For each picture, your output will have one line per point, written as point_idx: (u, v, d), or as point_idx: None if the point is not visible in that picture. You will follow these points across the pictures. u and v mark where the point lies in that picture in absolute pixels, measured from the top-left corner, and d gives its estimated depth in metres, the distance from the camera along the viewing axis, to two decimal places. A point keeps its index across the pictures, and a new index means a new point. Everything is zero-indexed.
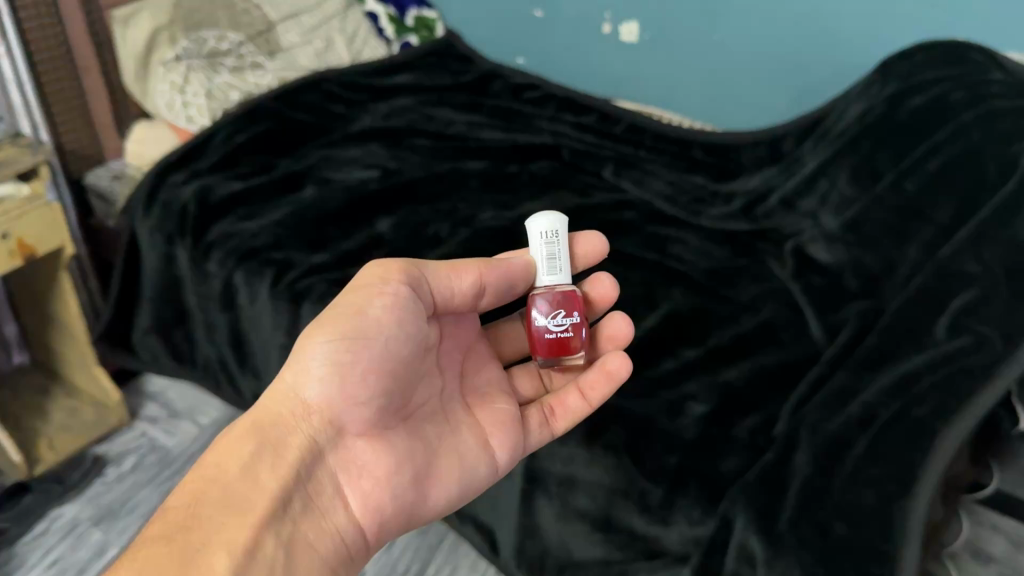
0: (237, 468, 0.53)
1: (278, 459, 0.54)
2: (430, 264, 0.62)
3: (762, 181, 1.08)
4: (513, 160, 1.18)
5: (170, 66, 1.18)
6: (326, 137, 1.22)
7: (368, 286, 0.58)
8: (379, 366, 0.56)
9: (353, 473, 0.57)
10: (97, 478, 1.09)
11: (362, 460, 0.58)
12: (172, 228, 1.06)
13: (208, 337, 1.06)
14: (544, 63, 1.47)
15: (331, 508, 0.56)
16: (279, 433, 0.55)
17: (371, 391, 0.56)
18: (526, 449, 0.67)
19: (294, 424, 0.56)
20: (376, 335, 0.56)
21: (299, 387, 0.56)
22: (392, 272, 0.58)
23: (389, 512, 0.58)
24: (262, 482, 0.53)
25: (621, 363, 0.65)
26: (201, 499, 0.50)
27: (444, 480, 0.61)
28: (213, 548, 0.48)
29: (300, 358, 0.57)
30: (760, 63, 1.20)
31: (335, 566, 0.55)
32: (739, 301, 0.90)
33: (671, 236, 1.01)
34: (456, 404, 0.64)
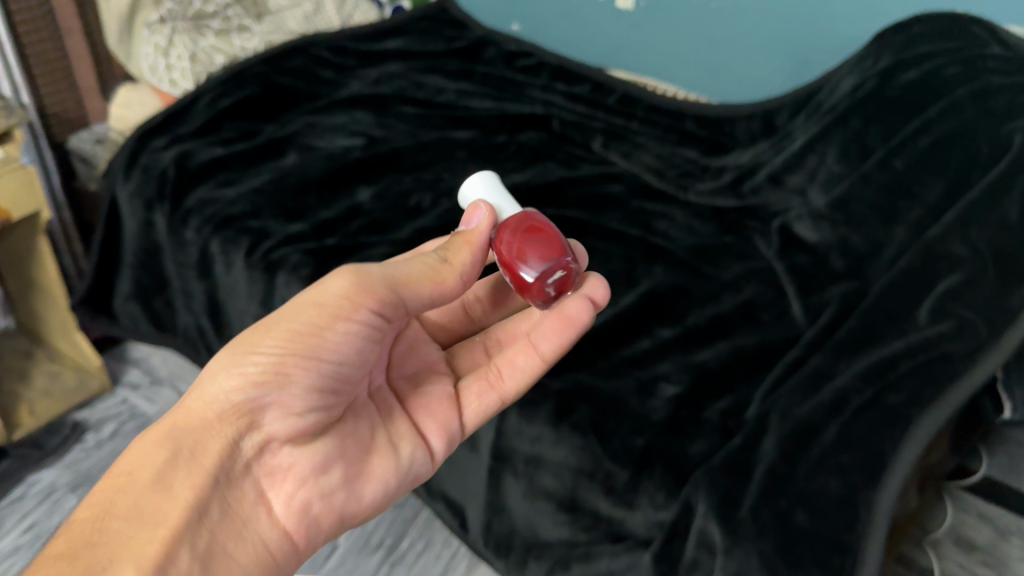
0: (149, 476, 0.52)
1: (196, 468, 0.53)
2: (410, 275, 0.57)
3: (752, 156, 1.04)
4: (501, 130, 1.15)
5: (155, 29, 1.15)
6: (313, 103, 1.20)
7: (335, 311, 0.55)
8: (322, 384, 0.56)
9: (278, 477, 0.58)
10: (76, 445, 1.09)
11: (286, 463, 0.58)
12: (151, 193, 1.05)
13: (186, 306, 1.05)
14: (538, 31, 1.42)
15: (254, 514, 0.57)
16: (198, 440, 0.54)
17: (309, 405, 0.56)
18: (464, 430, 0.68)
19: (219, 430, 0.54)
20: (327, 358, 0.56)
21: (229, 390, 0.55)
22: (363, 299, 0.55)
23: (317, 514, 0.59)
24: (176, 491, 0.52)
25: (580, 308, 0.63)
26: (109, 511, 0.50)
27: (375, 481, 0.62)
28: (121, 564, 0.47)
29: (238, 362, 0.55)
30: (756, 32, 1.14)
31: (258, 573, 0.56)
32: (722, 279, 0.89)
33: (656, 212, 0.99)
34: (386, 394, 0.66)
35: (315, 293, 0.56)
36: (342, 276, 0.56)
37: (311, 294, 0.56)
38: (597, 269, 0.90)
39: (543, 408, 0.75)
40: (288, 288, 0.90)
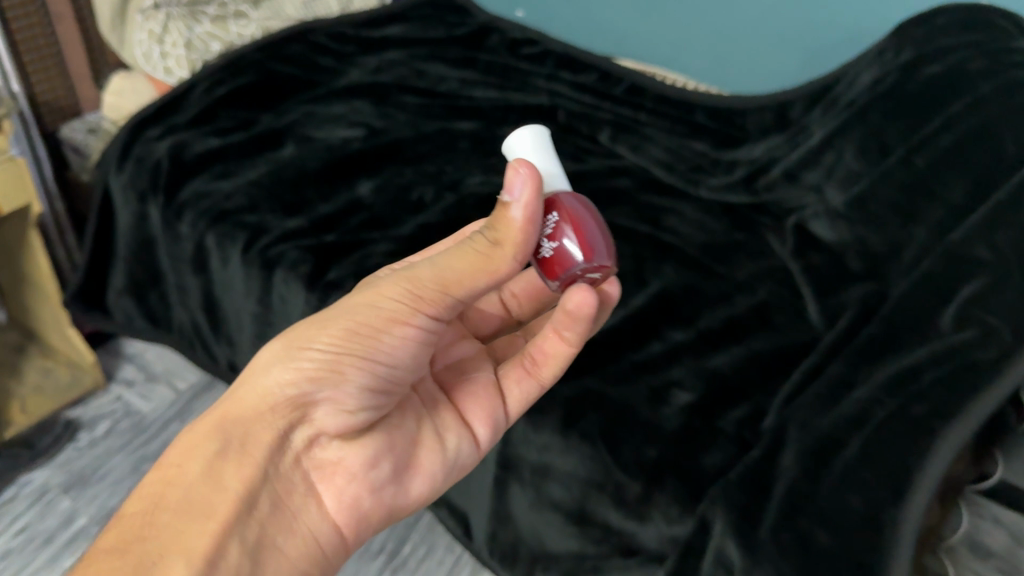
0: (197, 467, 0.51)
1: (245, 459, 0.52)
2: (464, 266, 0.50)
3: (765, 151, 1.00)
4: (506, 121, 1.12)
5: (149, 15, 1.12)
6: (312, 91, 1.16)
7: (394, 313, 0.51)
8: (376, 384, 0.54)
9: (328, 470, 0.56)
10: (68, 444, 1.06)
11: (336, 457, 0.56)
12: (145, 185, 1.02)
13: (181, 302, 1.02)
14: (542, 17, 1.36)
15: (304, 507, 0.55)
16: (248, 430, 0.52)
17: (362, 402, 0.54)
18: (509, 419, 0.66)
19: (270, 421, 0.53)
20: (383, 361, 0.53)
21: (281, 384, 0.52)
22: (423, 304, 0.51)
23: (366, 508, 0.58)
24: (224, 483, 0.51)
25: (581, 299, 0.54)
26: (159, 504, 0.49)
27: (423, 473, 0.61)
28: (172, 557, 0.46)
29: (293, 355, 0.52)
30: (767, 21, 1.08)
31: (308, 568, 0.55)
32: (734, 279, 0.85)
33: (666, 207, 0.96)
34: (430, 384, 0.64)
35: (371, 288, 0.52)
36: (400, 273, 0.52)
37: (368, 292, 0.52)
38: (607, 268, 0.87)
39: (551, 416, 0.72)
40: (286, 287, 0.87)
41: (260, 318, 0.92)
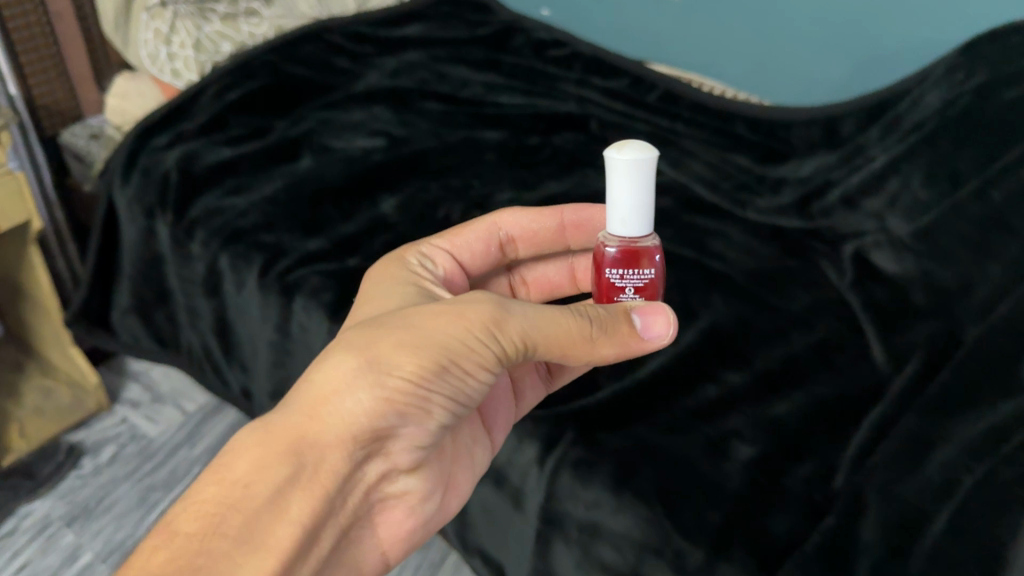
0: (267, 491, 0.45)
1: (318, 486, 0.46)
2: (557, 339, 0.50)
3: (815, 170, 0.93)
4: (534, 131, 1.06)
5: (155, 13, 1.05)
6: (327, 96, 1.09)
7: (487, 357, 0.48)
8: (448, 418, 0.51)
9: (388, 503, 0.54)
10: (71, 472, 1.00)
11: (399, 490, 0.54)
12: (152, 199, 0.95)
13: (191, 324, 0.95)
14: (569, 16, 1.29)
15: (357, 539, 0.53)
16: (324, 456, 0.47)
17: (434, 436, 0.52)
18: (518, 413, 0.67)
19: (348, 451, 0.48)
20: (463, 400, 0.51)
21: (361, 411, 0.47)
22: (513, 356, 0.50)
23: (415, 536, 0.56)
24: (291, 514, 0.45)
25: None
26: (218, 528, 0.43)
27: (460, 487, 0.60)
28: None
29: (378, 382, 0.47)
30: (818, 30, 1.01)
31: None
32: (791, 311, 0.80)
33: (711, 229, 0.90)
34: None
35: (459, 320, 0.48)
36: (488, 308, 0.49)
37: (449, 323, 0.48)
38: None
39: (601, 470, 0.66)
40: (307, 315, 0.81)
41: (278, 346, 0.85)
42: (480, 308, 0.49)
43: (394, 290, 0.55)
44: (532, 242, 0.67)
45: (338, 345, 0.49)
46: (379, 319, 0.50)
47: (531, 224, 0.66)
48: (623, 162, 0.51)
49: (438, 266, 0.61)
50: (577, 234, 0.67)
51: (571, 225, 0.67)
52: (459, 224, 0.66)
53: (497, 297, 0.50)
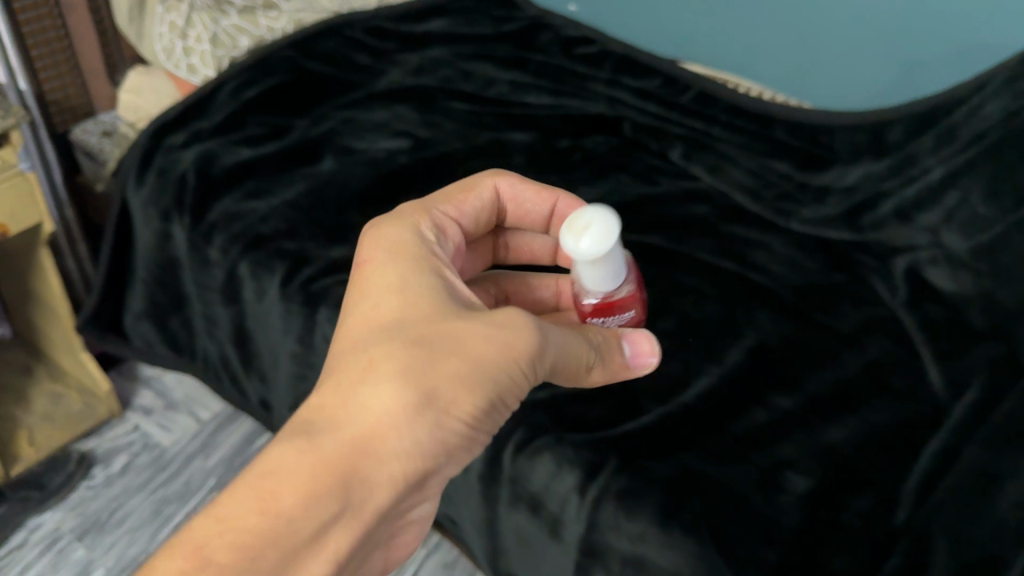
0: (311, 528, 0.41)
1: (361, 522, 0.43)
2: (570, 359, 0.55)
3: (862, 179, 0.89)
4: (564, 133, 1.01)
5: (170, 6, 1.03)
6: (349, 94, 1.05)
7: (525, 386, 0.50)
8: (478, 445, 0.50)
9: (409, 533, 0.51)
10: (82, 482, 0.97)
11: (421, 521, 0.51)
12: (168, 202, 0.91)
13: (208, 332, 0.92)
14: (597, 13, 1.24)
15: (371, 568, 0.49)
16: (372, 491, 0.44)
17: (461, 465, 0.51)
18: None
19: (398, 490, 0.45)
20: (492, 427, 0.51)
21: (415, 445, 0.45)
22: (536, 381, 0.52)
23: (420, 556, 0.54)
24: (332, 550, 0.42)
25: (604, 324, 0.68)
26: (257, 562, 0.39)
27: None
28: None
29: (433, 415, 0.46)
30: (864, 31, 0.97)
31: None
32: (839, 331, 0.76)
33: (752, 240, 0.86)
34: None
35: (507, 351, 0.49)
36: (531, 338, 0.50)
37: (500, 352, 0.48)
38: (694, 313, 0.78)
39: (648, 502, 0.62)
40: (332, 328, 0.77)
41: (300, 358, 0.82)
42: (526, 338, 0.50)
43: (414, 284, 0.52)
44: (522, 215, 0.69)
45: (387, 365, 0.47)
46: (422, 336, 0.48)
47: (526, 201, 0.67)
48: (583, 256, 0.58)
49: (448, 238, 0.60)
50: (563, 225, 0.70)
51: (563, 214, 0.69)
52: (463, 185, 0.65)
53: (536, 321, 0.51)
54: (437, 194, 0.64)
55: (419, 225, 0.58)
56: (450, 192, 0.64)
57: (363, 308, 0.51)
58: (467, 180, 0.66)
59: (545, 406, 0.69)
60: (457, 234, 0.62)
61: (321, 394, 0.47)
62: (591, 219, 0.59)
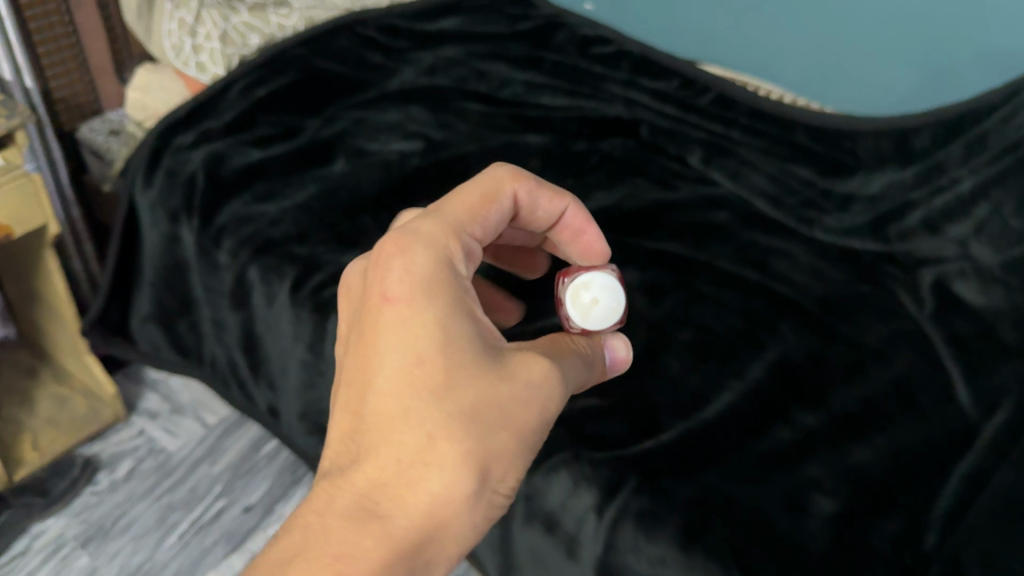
0: None
1: None
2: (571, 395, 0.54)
3: (886, 187, 0.87)
4: (580, 136, 0.99)
5: (180, 2, 1.00)
6: (361, 95, 1.03)
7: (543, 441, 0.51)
8: None
9: None
10: (86, 488, 0.95)
11: None
12: (177, 203, 0.90)
13: (215, 337, 0.90)
14: (614, 13, 1.22)
15: None
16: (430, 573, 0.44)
17: None
18: None
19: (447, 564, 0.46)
20: None
21: (468, 524, 0.46)
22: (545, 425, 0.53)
23: None
24: None
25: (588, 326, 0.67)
26: None
27: None
28: None
29: (484, 496, 0.46)
30: (889, 35, 0.94)
31: None
32: (864, 344, 0.74)
33: (774, 248, 0.84)
34: None
35: (541, 416, 0.49)
36: (555, 398, 0.50)
37: (535, 420, 0.49)
38: (714, 324, 0.76)
39: (669, 522, 0.59)
40: None
41: (310, 366, 0.80)
42: (553, 399, 0.50)
43: (453, 330, 0.48)
44: (529, 219, 0.63)
45: (447, 449, 0.45)
46: (473, 406, 0.46)
47: (539, 208, 0.62)
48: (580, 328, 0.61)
49: (473, 264, 0.54)
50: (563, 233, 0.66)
51: (567, 224, 0.66)
52: (484, 193, 0.57)
53: (558, 376, 0.51)
54: (456, 200, 0.56)
55: (446, 252, 0.52)
56: (473, 204, 0.56)
57: (401, 356, 0.47)
58: (488, 184, 0.58)
59: (562, 421, 0.66)
60: (480, 256, 0.55)
61: (376, 465, 0.45)
62: (597, 295, 0.61)
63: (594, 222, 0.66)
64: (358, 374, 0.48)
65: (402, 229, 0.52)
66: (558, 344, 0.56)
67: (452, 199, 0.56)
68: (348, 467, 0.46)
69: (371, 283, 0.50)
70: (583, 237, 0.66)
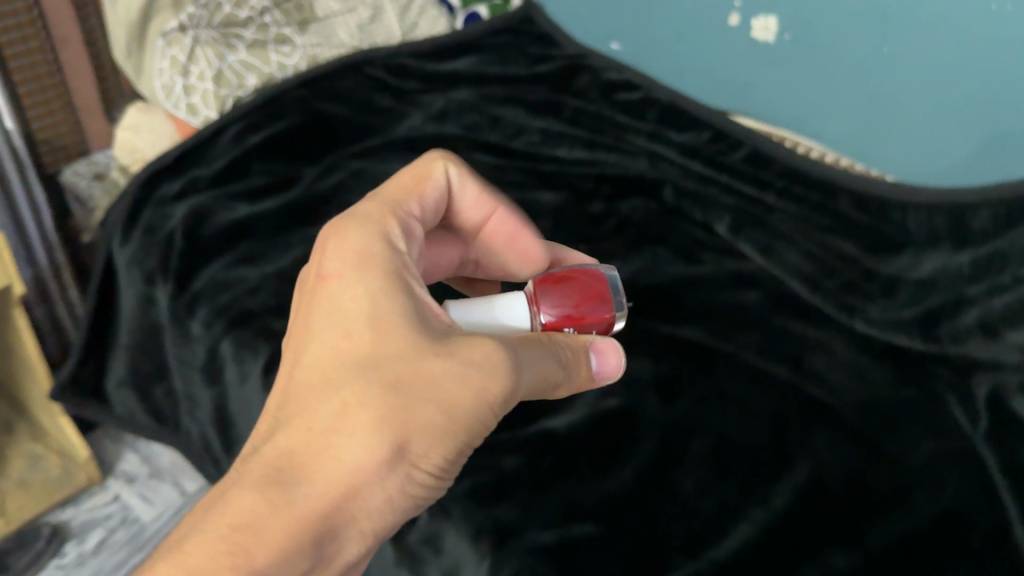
0: None
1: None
2: (544, 384, 0.47)
3: (940, 270, 0.79)
4: (598, 194, 0.90)
5: (172, 39, 0.92)
6: (363, 140, 0.95)
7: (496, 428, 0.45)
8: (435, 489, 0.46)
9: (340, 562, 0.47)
10: (52, 561, 0.90)
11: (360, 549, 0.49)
12: (153, 263, 0.83)
13: (189, 411, 0.83)
14: (640, 55, 1.13)
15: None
16: (333, 547, 0.40)
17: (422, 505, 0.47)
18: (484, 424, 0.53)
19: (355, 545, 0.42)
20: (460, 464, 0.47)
21: (382, 502, 0.41)
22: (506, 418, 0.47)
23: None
24: None
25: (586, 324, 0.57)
26: None
27: None
28: None
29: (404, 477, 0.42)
30: (948, 95, 0.84)
31: None
32: (910, 466, 0.64)
33: (810, 339, 0.75)
34: None
35: (489, 401, 0.43)
36: (513, 379, 0.44)
37: (480, 399, 0.43)
38: (735, 434, 0.66)
39: None
40: None
41: None
42: (507, 383, 0.44)
43: (386, 298, 0.45)
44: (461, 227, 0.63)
45: (359, 420, 0.41)
46: (396, 378, 0.42)
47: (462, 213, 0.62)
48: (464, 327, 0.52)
49: (413, 239, 0.52)
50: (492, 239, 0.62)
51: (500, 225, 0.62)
52: (419, 173, 0.55)
53: (515, 356, 0.45)
54: (394, 179, 0.54)
55: (384, 226, 0.49)
56: (404, 184, 0.54)
57: (327, 330, 0.44)
58: (417, 167, 0.56)
59: (549, 553, 0.57)
60: (422, 233, 0.53)
61: (286, 435, 0.41)
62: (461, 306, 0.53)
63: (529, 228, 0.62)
64: (288, 350, 0.46)
65: (343, 209, 0.51)
66: (530, 344, 0.47)
67: (385, 183, 0.55)
68: (263, 439, 0.42)
69: (308, 260, 0.48)
70: (515, 243, 0.62)
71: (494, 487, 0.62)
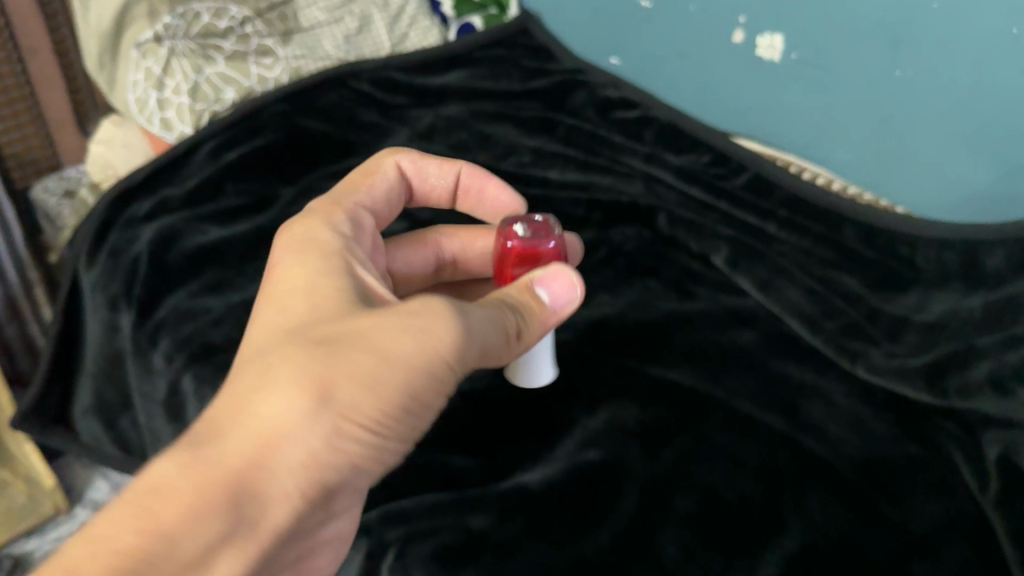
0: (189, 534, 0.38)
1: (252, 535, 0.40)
2: (495, 334, 0.50)
3: (946, 313, 0.75)
4: (587, 220, 0.86)
5: (147, 50, 0.88)
6: (343, 157, 0.90)
7: (443, 380, 0.46)
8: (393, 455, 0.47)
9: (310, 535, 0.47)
10: None
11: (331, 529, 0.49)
12: (117, 288, 0.79)
13: (153, 445, 0.79)
14: (639, 72, 1.09)
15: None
16: (259, 496, 0.41)
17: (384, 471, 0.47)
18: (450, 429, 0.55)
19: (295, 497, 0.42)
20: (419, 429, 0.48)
21: (313, 448, 0.42)
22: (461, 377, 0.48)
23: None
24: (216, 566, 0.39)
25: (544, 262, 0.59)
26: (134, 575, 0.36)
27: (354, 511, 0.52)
28: None
29: (344, 426, 0.43)
30: (960, 120, 0.79)
31: None
32: (915, 535, 0.59)
33: (807, 385, 0.70)
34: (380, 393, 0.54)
35: (420, 345, 0.45)
36: (445, 325, 0.46)
37: (410, 347, 0.44)
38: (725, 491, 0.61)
39: None
40: None
41: None
42: (440, 329, 0.46)
43: (326, 282, 0.49)
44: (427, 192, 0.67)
45: (286, 373, 0.43)
46: (326, 336, 0.45)
47: (427, 172, 0.66)
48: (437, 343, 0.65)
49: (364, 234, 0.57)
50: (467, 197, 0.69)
51: (467, 183, 0.68)
52: (363, 171, 0.63)
53: (449, 307, 0.47)
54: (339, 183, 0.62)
55: (330, 221, 0.55)
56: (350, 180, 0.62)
57: (271, 311, 0.48)
58: (368, 164, 0.64)
59: None
60: (371, 223, 0.59)
61: (213, 404, 0.43)
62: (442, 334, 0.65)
63: (494, 177, 0.68)
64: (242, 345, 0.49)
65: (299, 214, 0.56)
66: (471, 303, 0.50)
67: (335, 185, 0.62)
68: None
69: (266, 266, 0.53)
70: (486, 192, 0.68)
71: (459, 549, 0.56)
